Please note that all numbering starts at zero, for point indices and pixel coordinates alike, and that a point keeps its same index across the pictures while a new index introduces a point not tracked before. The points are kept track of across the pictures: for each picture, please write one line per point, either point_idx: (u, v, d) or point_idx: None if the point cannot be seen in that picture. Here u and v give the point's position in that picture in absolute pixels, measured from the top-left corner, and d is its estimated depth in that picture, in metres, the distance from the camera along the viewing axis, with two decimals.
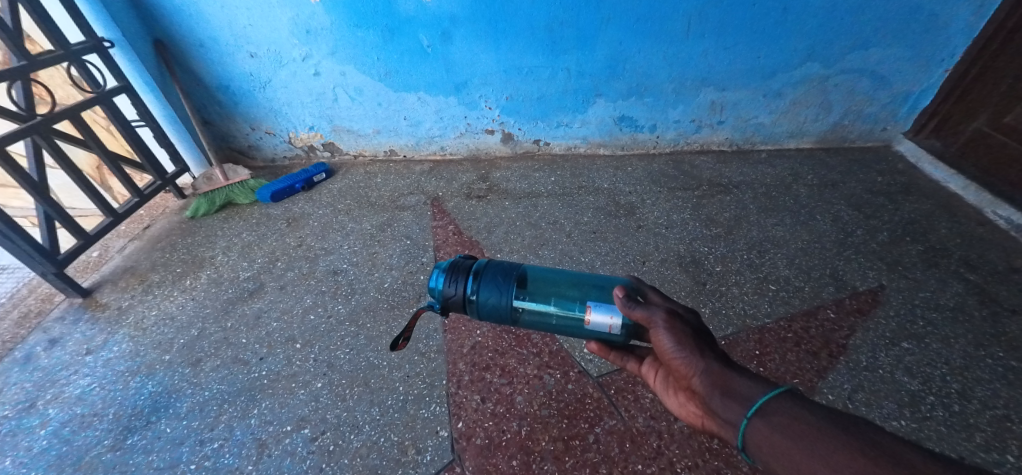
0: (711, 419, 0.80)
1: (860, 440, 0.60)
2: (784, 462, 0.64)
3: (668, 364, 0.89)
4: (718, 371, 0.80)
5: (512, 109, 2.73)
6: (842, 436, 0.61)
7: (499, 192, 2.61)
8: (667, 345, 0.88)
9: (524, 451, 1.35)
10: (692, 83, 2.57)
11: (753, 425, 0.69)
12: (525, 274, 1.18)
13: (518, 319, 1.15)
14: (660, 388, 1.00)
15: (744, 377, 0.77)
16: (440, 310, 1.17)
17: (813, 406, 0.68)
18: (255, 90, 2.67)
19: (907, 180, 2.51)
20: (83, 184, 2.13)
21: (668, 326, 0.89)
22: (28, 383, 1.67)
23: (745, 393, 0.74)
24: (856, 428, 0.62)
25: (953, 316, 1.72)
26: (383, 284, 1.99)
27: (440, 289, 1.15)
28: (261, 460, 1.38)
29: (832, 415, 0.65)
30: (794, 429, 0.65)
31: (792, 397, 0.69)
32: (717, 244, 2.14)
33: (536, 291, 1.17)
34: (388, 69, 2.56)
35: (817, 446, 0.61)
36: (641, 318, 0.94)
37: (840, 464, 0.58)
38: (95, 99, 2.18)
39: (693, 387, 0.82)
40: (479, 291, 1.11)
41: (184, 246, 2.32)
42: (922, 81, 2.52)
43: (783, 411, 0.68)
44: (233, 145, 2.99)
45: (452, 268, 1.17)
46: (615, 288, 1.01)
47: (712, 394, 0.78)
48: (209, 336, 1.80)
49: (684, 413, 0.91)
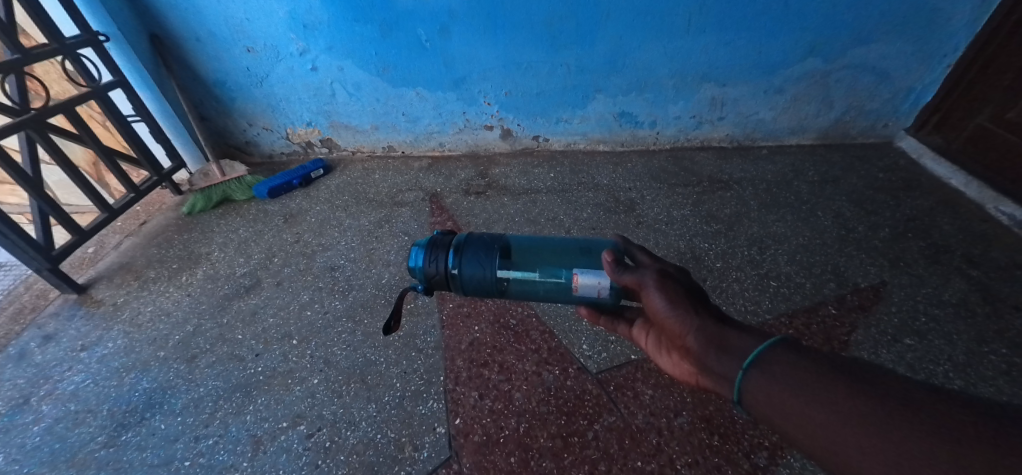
0: (705, 376, 0.83)
1: (861, 381, 0.63)
2: (783, 409, 0.67)
3: (661, 324, 0.93)
4: (712, 329, 0.83)
5: (512, 105, 2.71)
6: (841, 378, 0.64)
7: (498, 188, 2.59)
8: (658, 305, 0.93)
9: (523, 448, 1.33)
10: (692, 78, 2.55)
11: (750, 376, 0.71)
12: (507, 245, 1.23)
13: (504, 289, 1.21)
14: (650, 349, 1.03)
15: (739, 332, 0.80)
16: (425, 289, 1.22)
17: (807, 351, 0.71)
18: (252, 85, 2.65)
19: (908, 177, 2.49)
20: (77, 179, 2.11)
21: (658, 286, 0.94)
22: (22, 380, 1.66)
23: (739, 346, 0.77)
24: (852, 369, 0.66)
25: (955, 312, 1.71)
26: (380, 280, 1.97)
27: (421, 268, 1.18)
28: (256, 457, 1.36)
29: (827, 359, 0.69)
30: (794, 378, 0.67)
31: (787, 346, 0.72)
32: (717, 240, 2.13)
33: (520, 261, 1.22)
34: (385, 64, 2.53)
35: (818, 390, 0.64)
36: (630, 282, 1.00)
37: (845, 407, 0.61)
38: (90, 93, 2.17)
39: (687, 345, 0.85)
40: (461, 265, 1.15)
41: (181, 242, 2.30)
42: (924, 77, 2.50)
43: (781, 360, 0.70)
44: (230, 141, 2.97)
45: (431, 245, 1.20)
46: (604, 253, 1.07)
47: (707, 352, 0.81)
48: (204, 332, 1.78)
49: (677, 372, 0.94)
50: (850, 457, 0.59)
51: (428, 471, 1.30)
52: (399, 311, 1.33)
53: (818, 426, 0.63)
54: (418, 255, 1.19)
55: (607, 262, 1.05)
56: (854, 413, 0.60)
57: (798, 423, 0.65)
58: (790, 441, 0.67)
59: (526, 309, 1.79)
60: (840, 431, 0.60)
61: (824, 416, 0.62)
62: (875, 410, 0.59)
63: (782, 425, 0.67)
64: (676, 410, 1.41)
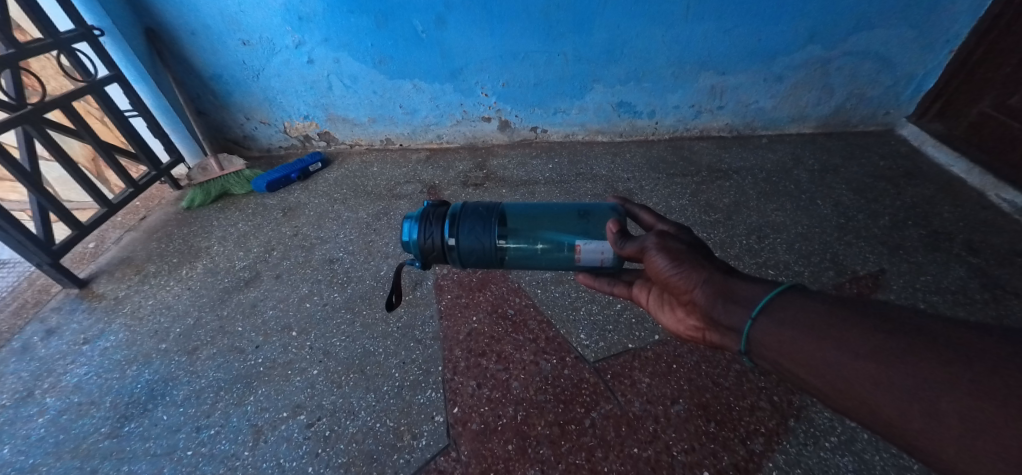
0: (712, 330, 0.91)
1: (865, 316, 0.68)
2: (791, 352, 0.73)
3: (665, 283, 0.96)
4: (719, 281, 0.88)
5: (509, 96, 2.70)
6: (850, 317, 0.69)
7: (496, 180, 2.59)
8: (662, 265, 0.95)
9: (520, 436, 1.35)
10: (691, 67, 2.53)
11: (758, 323, 0.78)
12: (503, 213, 1.23)
13: (503, 258, 1.21)
14: (653, 306, 1.10)
15: (745, 283, 0.85)
16: (422, 264, 1.23)
17: (815, 296, 0.76)
18: (248, 78, 2.64)
19: (909, 164, 2.47)
20: (75, 174, 2.11)
21: (660, 248, 0.97)
22: (25, 373, 1.67)
23: (747, 296, 0.83)
24: (861, 309, 0.70)
25: (954, 299, 1.70)
26: (379, 272, 1.98)
27: (416, 240, 1.19)
28: (257, 446, 1.38)
29: (836, 301, 0.73)
30: (800, 321, 0.73)
31: (795, 293, 0.78)
32: (716, 228, 2.12)
33: (516, 228, 1.22)
34: (381, 55, 2.52)
35: (826, 330, 0.69)
36: (633, 251, 1.02)
37: (851, 342, 0.66)
38: (86, 88, 2.16)
39: (694, 299, 0.91)
40: (457, 236, 1.16)
41: (181, 237, 2.31)
42: (926, 63, 2.47)
43: (790, 307, 0.76)
44: (228, 135, 2.97)
45: (424, 218, 1.20)
46: (607, 223, 1.09)
47: (714, 303, 0.87)
48: (205, 325, 1.80)
49: (679, 327, 1.02)
50: (861, 390, 0.64)
51: (427, 459, 1.31)
52: (399, 288, 1.34)
53: (827, 364, 0.68)
54: (411, 229, 1.19)
55: (611, 232, 1.07)
56: (864, 348, 0.65)
57: (809, 363, 0.70)
58: (799, 380, 0.73)
59: (524, 299, 1.79)
60: (850, 366, 0.65)
61: (833, 354, 0.67)
62: (884, 343, 0.64)
63: (793, 367, 0.73)
64: (673, 398, 1.42)
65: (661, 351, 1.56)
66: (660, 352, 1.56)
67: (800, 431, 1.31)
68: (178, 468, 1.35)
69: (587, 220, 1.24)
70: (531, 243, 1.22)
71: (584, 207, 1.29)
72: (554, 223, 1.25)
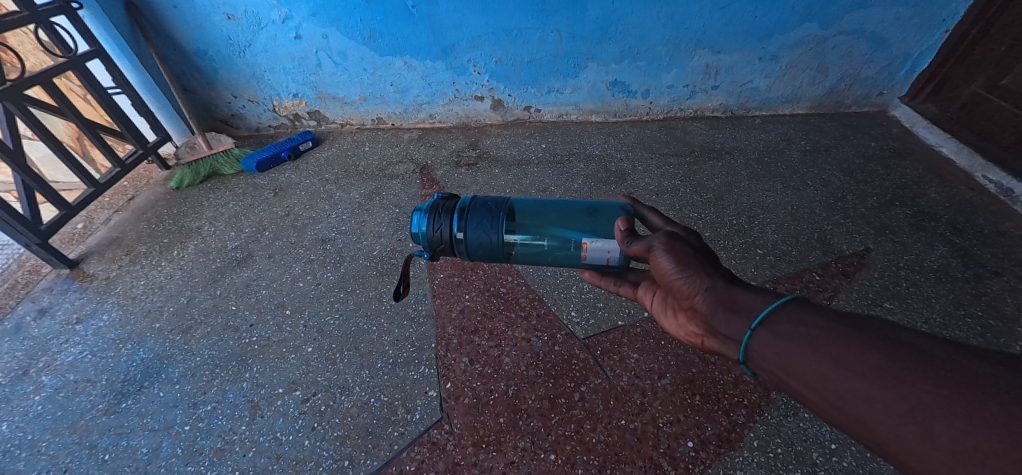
0: (711, 337, 0.88)
1: (869, 334, 0.64)
2: (789, 367, 0.69)
3: (669, 285, 0.94)
4: (722, 290, 0.84)
5: (502, 74, 2.66)
6: (851, 333, 0.65)
7: (489, 159, 2.57)
8: (667, 267, 0.92)
9: (511, 409, 1.38)
10: (687, 45, 2.49)
11: (757, 335, 0.74)
12: (511, 208, 1.23)
13: (510, 253, 1.21)
14: (657, 308, 1.09)
15: (748, 292, 0.82)
16: (430, 256, 1.23)
17: (819, 311, 0.71)
18: (234, 54, 2.57)
19: (900, 145, 2.49)
20: (60, 154, 2.06)
21: (667, 249, 0.94)
22: (20, 352, 1.68)
23: (747, 306, 0.79)
24: (864, 325, 0.65)
25: (936, 277, 1.74)
26: (371, 252, 1.99)
27: (424, 233, 1.19)
28: (254, 421, 1.41)
29: (841, 316, 0.68)
30: (800, 335, 0.69)
31: (798, 304, 0.73)
32: (707, 209, 2.14)
33: (524, 224, 1.22)
34: (371, 31, 2.45)
35: (826, 346, 0.65)
36: (639, 250, 1.00)
37: (851, 360, 0.62)
38: (65, 64, 2.08)
39: (695, 305, 0.88)
40: (466, 230, 1.16)
41: (170, 217, 2.29)
42: (922, 42, 2.46)
43: (790, 319, 0.71)
44: (215, 114, 2.91)
45: (433, 210, 1.20)
46: (616, 221, 1.07)
47: (715, 312, 0.84)
48: (199, 304, 1.80)
49: (681, 332, 1.00)
50: (856, 407, 0.60)
51: (420, 432, 1.35)
52: (407, 279, 1.32)
53: (825, 380, 0.64)
54: (420, 220, 1.19)
55: (620, 231, 1.06)
56: (862, 367, 0.60)
57: (804, 378, 0.66)
58: (793, 393, 0.70)
59: (516, 278, 1.82)
60: (847, 384, 0.61)
61: (830, 370, 0.63)
62: (882, 362, 0.59)
63: (789, 380, 0.69)
64: (660, 373, 1.46)
65: (650, 328, 1.59)
66: (648, 329, 1.59)
67: (780, 403, 1.36)
68: (177, 443, 1.37)
69: (595, 218, 1.23)
70: (539, 238, 1.22)
71: (593, 205, 1.28)
72: (560, 220, 1.25)
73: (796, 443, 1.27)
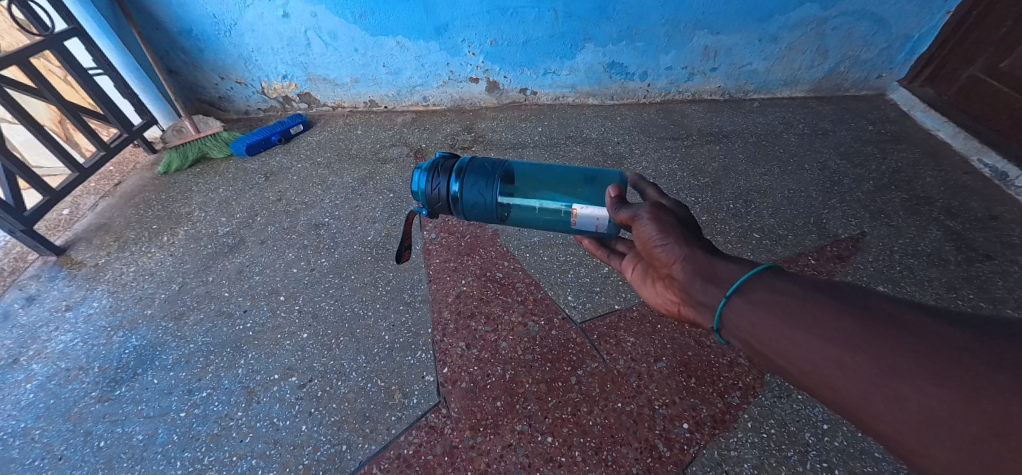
0: (688, 306, 0.86)
1: (845, 301, 0.63)
2: (762, 335, 0.68)
3: (650, 254, 0.92)
4: (702, 259, 0.83)
5: (497, 56, 2.60)
6: (825, 300, 0.64)
7: (484, 143, 2.54)
8: (650, 235, 0.91)
9: (508, 393, 1.39)
10: (687, 26, 2.44)
11: (732, 304, 0.73)
12: (509, 170, 1.20)
13: (504, 215, 1.19)
14: (635, 281, 1.06)
15: (728, 262, 0.80)
16: (428, 214, 1.22)
17: (795, 279, 0.70)
18: (220, 33, 2.49)
19: (897, 129, 2.48)
20: (41, 137, 1.99)
21: (652, 217, 0.92)
22: (9, 340, 1.65)
23: (725, 277, 0.78)
24: (838, 291, 0.65)
25: (929, 260, 1.76)
26: (366, 237, 1.96)
27: (423, 191, 1.17)
28: (250, 407, 1.40)
29: (816, 284, 0.67)
30: (774, 303, 0.68)
31: (773, 273, 0.72)
32: (704, 193, 2.13)
33: (521, 187, 1.20)
34: (363, 9, 2.37)
35: (799, 314, 0.64)
36: (625, 218, 0.98)
37: (825, 327, 0.61)
38: (42, 43, 1.96)
39: (674, 274, 0.88)
40: (462, 189, 1.13)
41: (159, 203, 2.24)
42: (922, 24, 2.43)
43: (764, 287, 0.71)
44: (202, 96, 2.83)
45: (433, 169, 1.17)
46: (607, 188, 1.05)
47: (694, 281, 0.82)
48: (190, 290, 1.78)
49: (658, 303, 0.97)
50: (826, 375, 0.60)
51: (417, 416, 1.35)
52: (409, 240, 1.31)
53: (797, 349, 0.63)
54: (420, 178, 1.17)
55: (610, 197, 1.03)
56: (834, 334, 0.60)
57: (777, 346, 0.66)
58: (765, 361, 0.70)
59: (513, 263, 1.81)
60: (820, 352, 0.60)
61: (804, 339, 0.63)
62: (854, 329, 0.59)
63: (762, 349, 0.69)
64: (656, 356, 1.47)
65: (646, 312, 1.60)
66: (645, 313, 1.60)
67: (774, 385, 1.37)
68: (173, 429, 1.36)
69: (592, 186, 1.22)
70: (534, 202, 1.20)
71: (592, 174, 1.27)
72: (557, 187, 1.24)
73: (789, 423, 1.29)
